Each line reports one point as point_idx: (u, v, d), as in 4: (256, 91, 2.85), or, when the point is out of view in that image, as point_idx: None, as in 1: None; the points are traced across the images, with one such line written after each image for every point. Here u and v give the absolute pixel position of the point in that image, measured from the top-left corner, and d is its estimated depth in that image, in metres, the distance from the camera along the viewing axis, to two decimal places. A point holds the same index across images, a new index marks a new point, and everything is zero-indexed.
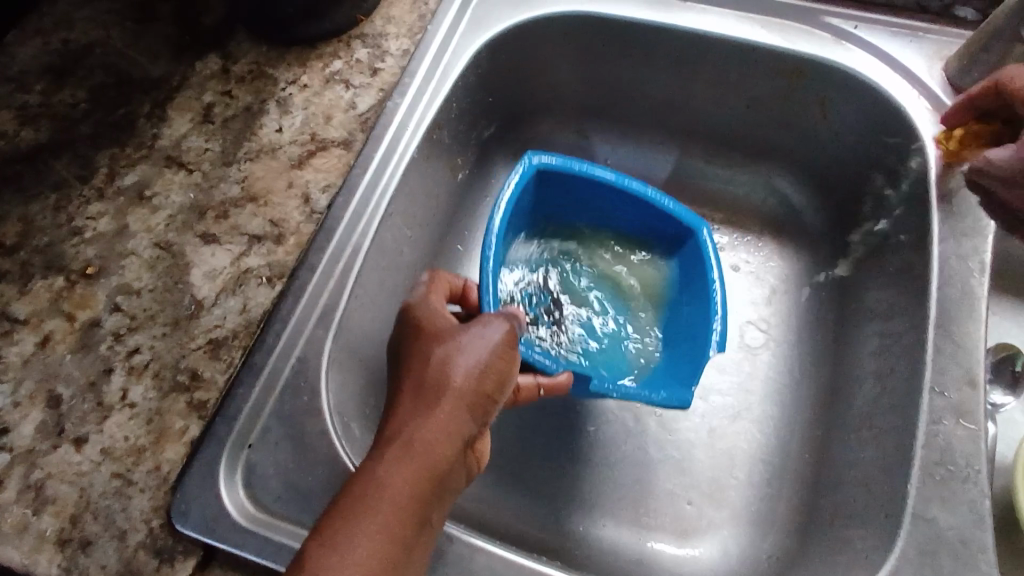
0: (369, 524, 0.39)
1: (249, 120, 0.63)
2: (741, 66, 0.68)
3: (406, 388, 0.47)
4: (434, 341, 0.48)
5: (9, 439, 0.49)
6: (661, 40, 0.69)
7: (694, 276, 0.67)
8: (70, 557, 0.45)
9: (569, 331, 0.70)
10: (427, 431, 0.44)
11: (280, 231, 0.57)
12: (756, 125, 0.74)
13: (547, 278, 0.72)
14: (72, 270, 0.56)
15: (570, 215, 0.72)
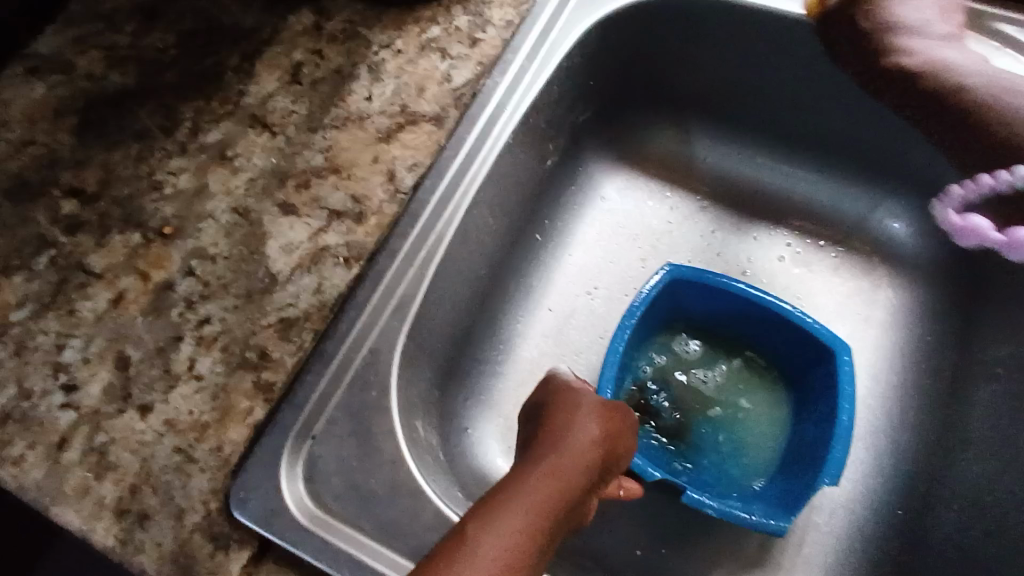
0: (518, 522, 0.34)
1: (338, 84, 0.60)
2: (882, 74, 0.61)
3: (542, 425, 0.44)
4: (573, 399, 0.47)
5: (77, 396, 0.48)
6: (790, 34, 0.62)
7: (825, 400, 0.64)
8: (128, 529, 0.44)
9: (689, 433, 0.68)
10: (570, 453, 0.40)
11: (361, 209, 0.54)
12: (879, 136, 0.67)
13: (677, 375, 0.70)
14: (150, 228, 0.55)
15: (704, 316, 0.70)
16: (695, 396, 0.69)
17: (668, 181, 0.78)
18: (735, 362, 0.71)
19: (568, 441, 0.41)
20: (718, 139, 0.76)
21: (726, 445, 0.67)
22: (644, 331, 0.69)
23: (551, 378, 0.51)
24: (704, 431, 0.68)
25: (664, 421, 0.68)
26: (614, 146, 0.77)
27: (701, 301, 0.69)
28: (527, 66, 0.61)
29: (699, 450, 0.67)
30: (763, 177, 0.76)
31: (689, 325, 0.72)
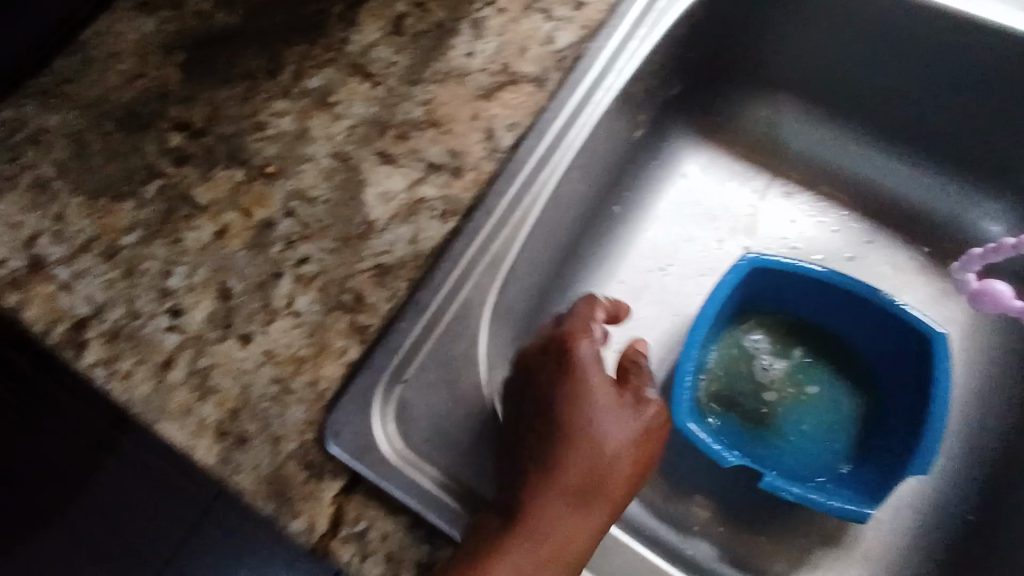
0: (555, 531, 0.46)
1: (440, 38, 0.60)
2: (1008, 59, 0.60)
3: (575, 405, 0.49)
4: (603, 378, 0.50)
5: (181, 321, 0.51)
6: (907, 16, 0.62)
7: (917, 386, 0.65)
8: (228, 449, 0.47)
9: (772, 420, 0.68)
10: (590, 457, 0.48)
11: (458, 165, 0.55)
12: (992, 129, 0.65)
13: (757, 361, 0.71)
14: (253, 166, 0.56)
15: (791, 304, 0.71)
16: (775, 383, 0.70)
17: (751, 163, 0.77)
18: (814, 351, 0.71)
19: (592, 444, 0.48)
20: (811, 124, 0.75)
21: (810, 432, 0.68)
22: (723, 317, 0.70)
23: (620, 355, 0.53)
24: (787, 418, 0.69)
25: (745, 407, 0.69)
26: (702, 124, 0.76)
27: (786, 291, 0.70)
28: (633, 33, 0.60)
29: (782, 436, 0.68)
30: (855, 167, 0.74)
31: (772, 312, 0.72)
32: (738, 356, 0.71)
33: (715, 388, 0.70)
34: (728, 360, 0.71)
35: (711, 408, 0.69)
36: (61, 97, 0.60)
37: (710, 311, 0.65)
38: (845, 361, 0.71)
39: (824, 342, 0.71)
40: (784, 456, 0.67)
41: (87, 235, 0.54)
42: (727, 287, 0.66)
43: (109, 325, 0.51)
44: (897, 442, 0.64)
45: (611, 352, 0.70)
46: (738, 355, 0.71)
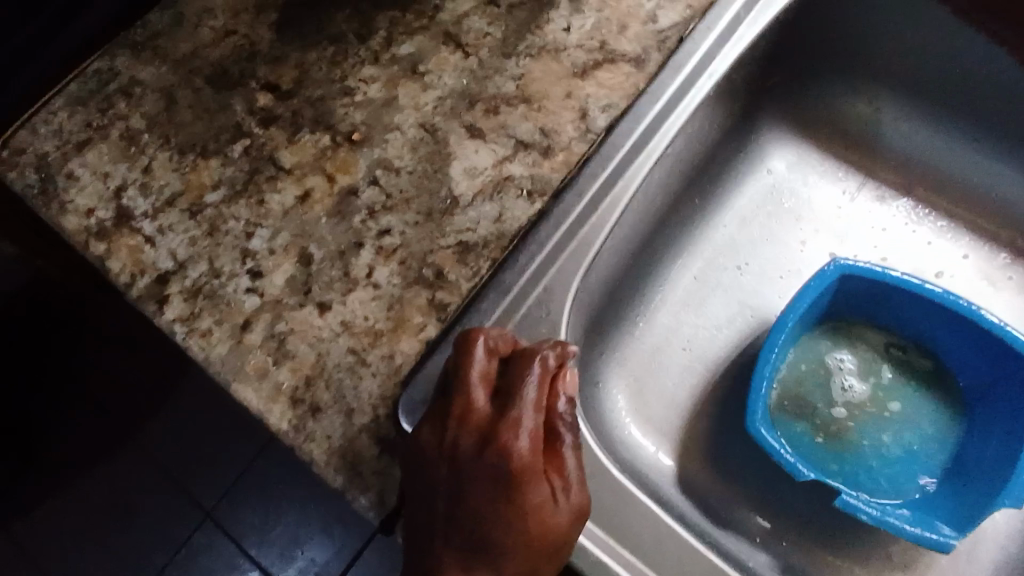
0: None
1: (537, 10, 0.58)
2: None
3: (516, 490, 0.39)
4: (537, 446, 0.40)
5: (261, 284, 0.50)
6: None
7: (1014, 414, 0.60)
8: (301, 417, 0.46)
9: (851, 436, 0.65)
10: (542, 495, 0.40)
11: (548, 144, 0.53)
12: None
13: (839, 373, 0.67)
14: (339, 132, 0.55)
15: (880, 315, 0.67)
16: (858, 398, 0.66)
17: (843, 162, 0.73)
18: (903, 367, 0.67)
19: (498, 510, 0.39)
20: (922, 125, 0.69)
21: (891, 452, 0.64)
22: (805, 323, 0.66)
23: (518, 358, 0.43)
24: (867, 435, 0.65)
25: (823, 420, 0.66)
26: (797, 116, 0.71)
27: (877, 301, 0.66)
28: (743, 15, 0.56)
29: (857, 451, 0.64)
30: (964, 174, 0.69)
31: (859, 322, 0.68)
32: (814, 366, 0.67)
33: (792, 398, 0.66)
34: (803, 367, 0.67)
35: (787, 417, 0.66)
36: (154, 51, 0.60)
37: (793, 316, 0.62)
38: (936, 380, 0.66)
39: (914, 358, 0.67)
40: (861, 474, 0.64)
41: (173, 190, 0.54)
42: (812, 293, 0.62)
43: (191, 282, 0.51)
44: (988, 471, 0.60)
45: (681, 349, 0.68)
46: (814, 365, 0.68)
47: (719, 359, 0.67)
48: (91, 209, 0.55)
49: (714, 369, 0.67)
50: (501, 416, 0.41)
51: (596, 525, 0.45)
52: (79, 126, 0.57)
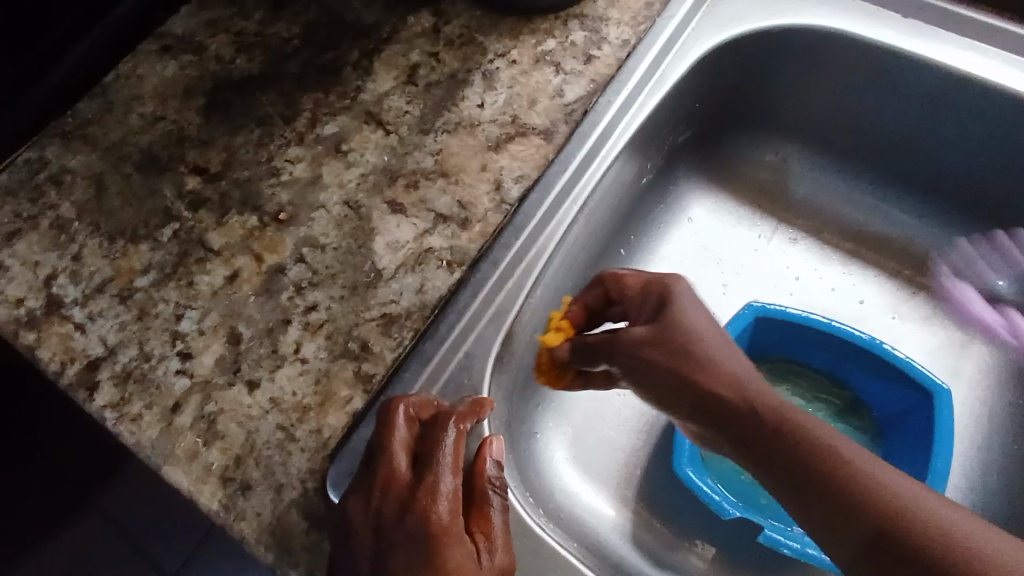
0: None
1: (453, 88, 0.61)
2: (966, 105, 0.61)
3: (435, 555, 0.38)
4: (455, 512, 0.40)
5: (191, 365, 0.52)
6: (878, 63, 0.62)
7: (920, 442, 0.63)
8: (231, 496, 0.47)
9: None
10: (460, 553, 0.39)
11: (466, 216, 0.55)
12: (973, 177, 0.66)
13: None
14: (265, 212, 0.57)
15: (797, 350, 0.70)
16: None
17: (758, 207, 0.76)
18: (823, 398, 0.71)
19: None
20: (812, 167, 0.74)
21: None
22: None
23: (434, 419, 0.43)
24: None
25: None
26: (710, 170, 0.76)
27: (792, 339, 0.69)
28: (641, 86, 0.61)
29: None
30: (862, 216, 0.73)
31: (778, 358, 0.71)
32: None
33: None
34: None
35: (715, 454, 0.68)
36: (84, 138, 0.61)
37: None
38: (852, 410, 0.70)
39: (831, 389, 0.70)
40: (785, 507, 0.66)
41: (103, 276, 0.56)
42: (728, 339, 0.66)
43: (120, 367, 0.52)
44: None
45: (616, 395, 0.71)
46: None
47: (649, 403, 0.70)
48: (21, 298, 0.55)
49: (648, 411, 0.70)
50: (419, 481, 0.40)
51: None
52: (9, 216, 0.58)
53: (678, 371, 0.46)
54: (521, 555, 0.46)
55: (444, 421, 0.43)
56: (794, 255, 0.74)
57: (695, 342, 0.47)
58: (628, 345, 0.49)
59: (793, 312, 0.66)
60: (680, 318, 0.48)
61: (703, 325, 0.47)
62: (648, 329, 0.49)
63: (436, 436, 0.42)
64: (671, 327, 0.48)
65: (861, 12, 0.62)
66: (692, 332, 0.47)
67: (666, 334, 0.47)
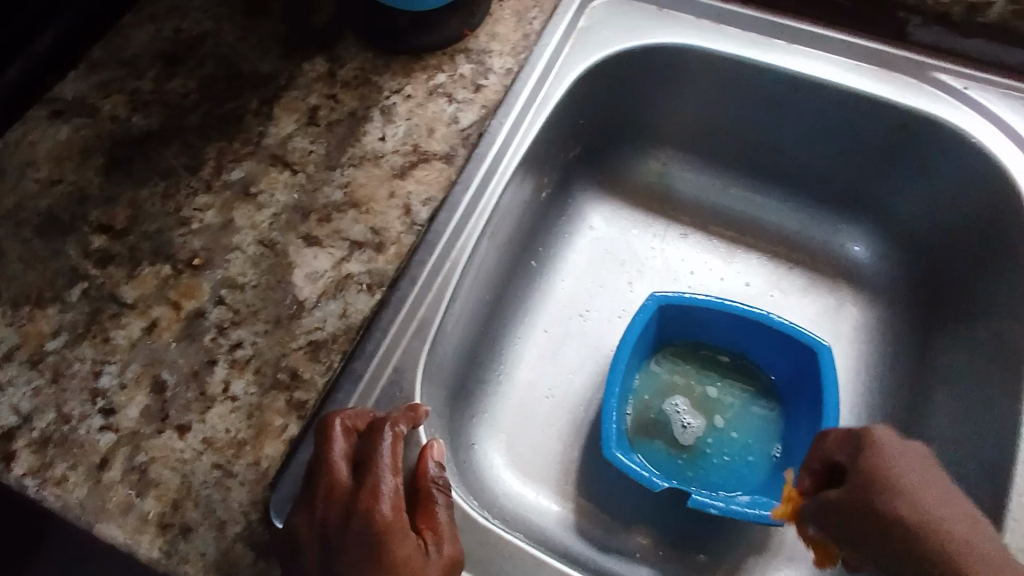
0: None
1: (354, 126, 0.65)
2: (802, 102, 0.69)
3: (380, 550, 0.40)
4: (397, 508, 0.42)
5: (115, 419, 0.51)
6: (720, 71, 0.70)
7: (811, 396, 0.69)
8: (171, 541, 0.47)
9: (695, 446, 0.73)
10: (407, 545, 0.41)
11: (380, 240, 0.58)
12: (821, 163, 0.74)
13: (677, 395, 0.76)
14: (179, 260, 0.58)
15: (701, 334, 0.76)
16: (695, 412, 0.75)
17: (648, 210, 0.83)
18: (730, 373, 0.77)
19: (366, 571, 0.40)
20: (688, 169, 0.81)
21: (731, 452, 0.73)
22: (640, 354, 0.75)
23: (370, 426, 0.45)
24: (709, 441, 0.73)
25: (669, 436, 0.74)
26: (600, 181, 0.83)
27: (694, 323, 0.75)
28: (527, 108, 0.67)
29: (702, 457, 0.72)
30: (737, 209, 0.81)
31: (685, 343, 0.78)
32: (656, 397, 0.76)
33: (642, 423, 0.74)
34: (648, 398, 0.76)
35: (641, 440, 0.73)
36: None
37: (625, 352, 0.70)
38: (756, 381, 0.76)
39: (735, 364, 0.77)
40: (709, 477, 0.71)
41: (9, 344, 0.54)
42: (635, 329, 0.71)
43: (39, 432, 0.51)
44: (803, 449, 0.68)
45: (543, 398, 0.74)
46: (656, 392, 0.76)
47: (575, 401, 0.74)
48: None
49: (575, 409, 0.74)
50: (360, 485, 0.42)
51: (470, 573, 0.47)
52: None
53: (898, 527, 0.47)
54: (468, 547, 0.48)
55: (379, 426, 0.45)
56: (685, 249, 0.81)
57: (912, 485, 0.48)
58: (844, 503, 0.50)
59: (688, 297, 0.72)
60: (894, 469, 0.49)
61: (917, 478, 0.49)
62: (858, 492, 0.50)
63: (373, 441, 0.44)
64: (882, 485, 0.49)
65: (706, 30, 0.70)
66: (893, 484, 0.49)
67: (868, 487, 0.49)
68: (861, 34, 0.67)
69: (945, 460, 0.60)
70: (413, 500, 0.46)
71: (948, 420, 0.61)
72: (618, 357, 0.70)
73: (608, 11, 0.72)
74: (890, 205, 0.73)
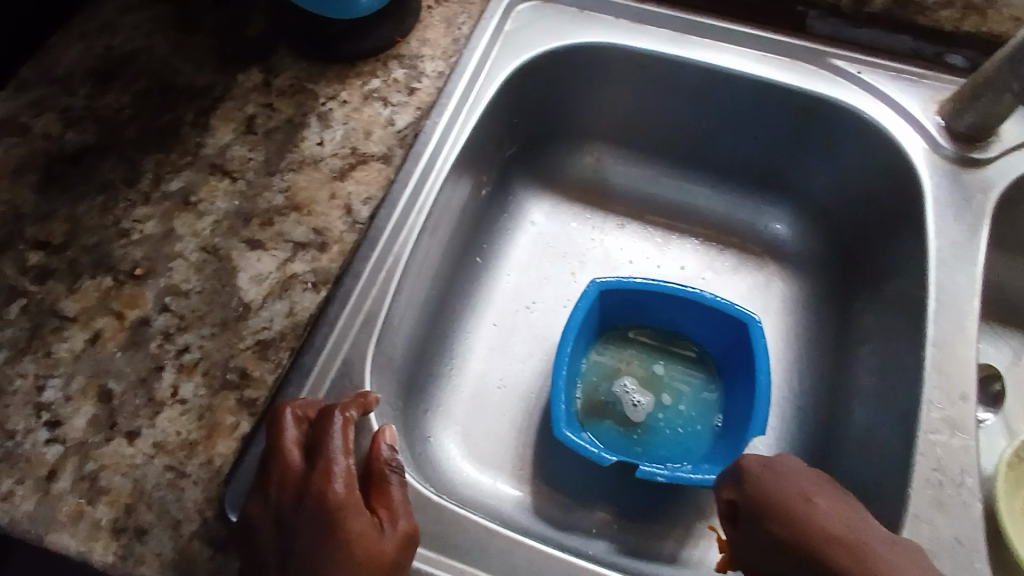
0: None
1: (292, 132, 0.66)
2: (717, 91, 0.74)
3: (336, 527, 0.42)
4: (350, 486, 0.44)
5: (62, 431, 0.51)
6: (641, 67, 0.75)
7: (745, 366, 0.74)
8: (126, 545, 0.47)
9: (644, 422, 0.76)
10: (360, 521, 0.43)
11: (323, 240, 0.60)
12: (741, 148, 0.79)
13: (623, 376, 0.79)
14: (120, 271, 0.58)
15: (642, 316, 0.80)
16: (642, 391, 0.78)
17: (586, 202, 0.86)
18: (672, 351, 0.81)
19: (323, 549, 0.42)
20: (621, 162, 0.86)
21: (677, 425, 0.76)
22: (585, 340, 0.78)
23: (320, 415, 0.47)
24: (656, 416, 0.77)
25: (619, 415, 0.77)
26: (538, 178, 0.86)
27: (634, 307, 0.79)
28: (461, 108, 0.70)
29: (650, 432, 0.76)
30: (668, 196, 0.85)
31: (628, 326, 0.81)
32: (604, 379, 0.79)
33: (592, 404, 0.77)
34: (596, 380, 0.79)
35: (592, 420, 0.76)
36: None
37: (570, 337, 0.73)
38: (697, 357, 0.80)
39: (676, 342, 0.81)
40: (659, 450, 0.75)
41: None
42: (579, 315, 0.74)
43: None
44: (741, 416, 0.72)
45: (496, 388, 0.76)
46: (604, 375, 0.79)
47: (526, 389, 0.76)
48: None
49: (526, 396, 0.76)
50: (312, 469, 0.44)
51: (426, 547, 0.49)
52: None
53: (792, 542, 0.50)
54: (424, 523, 0.49)
55: (328, 414, 0.47)
56: (623, 237, 0.85)
57: (789, 497, 0.53)
58: (746, 533, 0.54)
59: (627, 281, 0.76)
60: (773, 490, 0.54)
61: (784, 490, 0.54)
62: (750, 525, 0.54)
63: (323, 428, 0.46)
64: (768, 509, 0.53)
65: (625, 29, 0.74)
66: (775, 503, 0.53)
67: (755, 509, 0.54)
68: (766, 28, 0.73)
69: (865, 412, 0.64)
70: (367, 482, 0.48)
71: (867, 375, 0.66)
72: (563, 342, 0.72)
73: (532, 14, 0.76)
74: (805, 182, 0.78)
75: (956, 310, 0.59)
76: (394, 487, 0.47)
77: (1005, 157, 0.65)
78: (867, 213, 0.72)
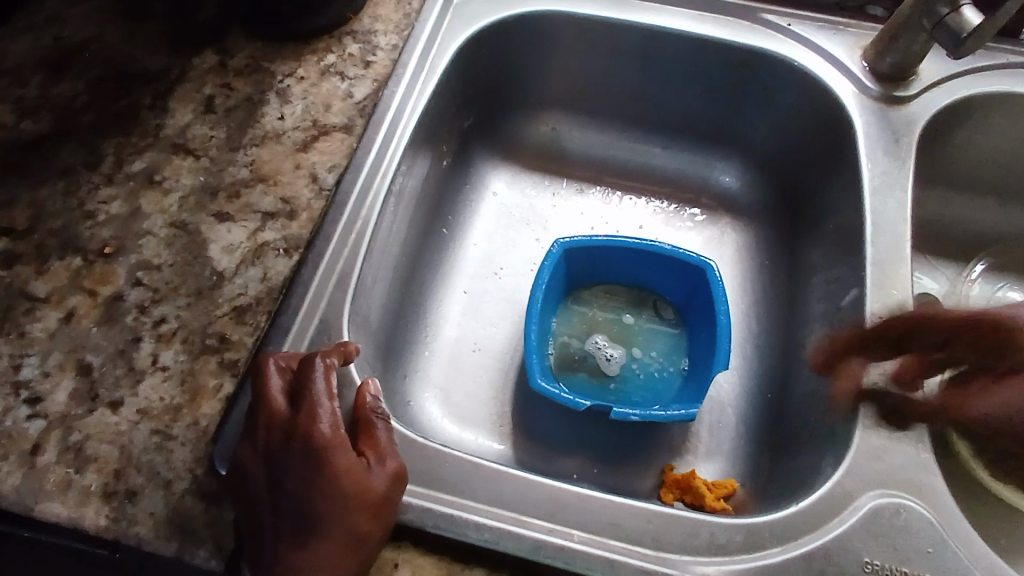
0: (299, 572, 0.43)
1: (251, 109, 0.67)
2: (660, 51, 0.78)
3: (325, 464, 0.45)
4: (336, 426, 0.47)
5: (43, 406, 0.51)
6: (588, 32, 0.78)
7: (706, 311, 0.77)
8: (119, 507, 0.48)
9: (620, 373, 0.80)
10: (345, 459, 0.46)
11: (291, 208, 0.61)
12: (687, 106, 0.83)
13: (594, 331, 0.82)
14: (90, 251, 0.58)
15: (605, 273, 0.84)
16: (614, 344, 0.82)
17: (544, 170, 0.89)
18: (638, 304, 0.84)
19: (314, 484, 0.45)
20: (576, 128, 0.89)
21: (651, 373, 0.80)
22: (553, 299, 0.81)
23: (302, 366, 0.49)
24: (630, 366, 0.80)
25: (593, 368, 0.80)
26: (496, 150, 0.89)
27: (598, 264, 0.83)
28: (416, 76, 0.72)
29: (624, 381, 0.79)
30: (623, 158, 0.89)
31: (594, 285, 0.85)
32: (576, 336, 0.82)
33: (566, 361, 0.80)
34: (568, 338, 0.82)
35: (567, 376, 0.79)
36: None
37: (539, 295, 0.75)
38: (661, 308, 0.84)
39: (639, 296, 0.85)
40: (634, 397, 0.78)
41: None
42: (546, 273, 0.76)
43: None
44: (706, 357, 0.76)
45: (470, 351, 0.78)
46: (576, 332, 0.82)
47: (500, 349, 0.79)
48: None
49: (500, 356, 0.78)
50: (298, 413, 0.47)
51: (415, 484, 0.51)
52: None
53: None
54: (413, 463, 0.52)
55: (310, 364, 0.49)
56: (583, 201, 0.88)
57: None
58: None
59: (589, 239, 0.79)
60: None
61: None
62: None
63: (305, 377, 0.48)
64: None
65: None
66: None
67: None
68: None
69: (818, 338, 0.69)
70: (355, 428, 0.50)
71: (817, 304, 0.71)
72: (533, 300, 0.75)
73: None
74: (749, 135, 0.83)
75: (891, 231, 0.64)
76: (379, 430, 0.49)
77: (925, 93, 0.71)
78: (807, 157, 0.77)
